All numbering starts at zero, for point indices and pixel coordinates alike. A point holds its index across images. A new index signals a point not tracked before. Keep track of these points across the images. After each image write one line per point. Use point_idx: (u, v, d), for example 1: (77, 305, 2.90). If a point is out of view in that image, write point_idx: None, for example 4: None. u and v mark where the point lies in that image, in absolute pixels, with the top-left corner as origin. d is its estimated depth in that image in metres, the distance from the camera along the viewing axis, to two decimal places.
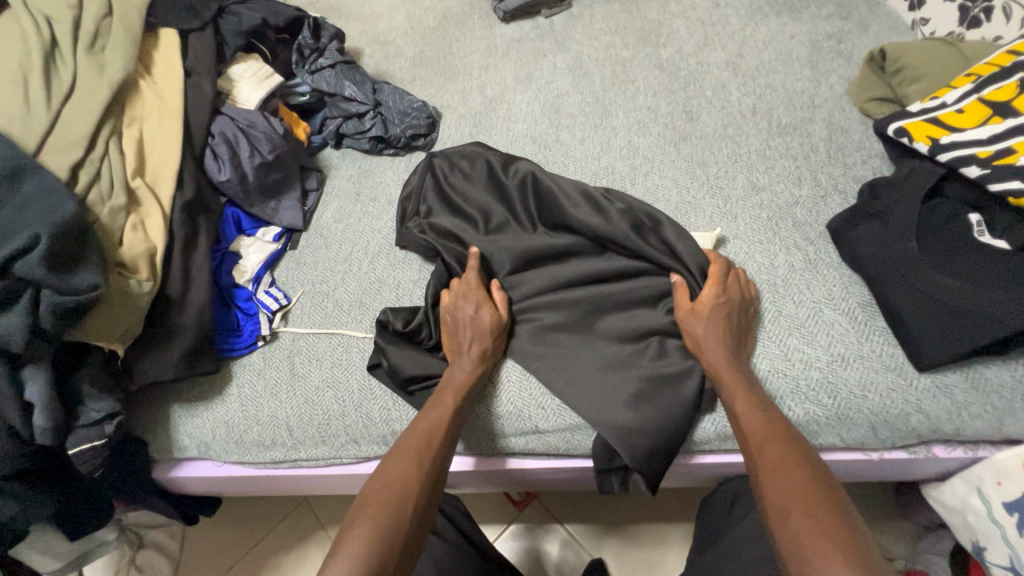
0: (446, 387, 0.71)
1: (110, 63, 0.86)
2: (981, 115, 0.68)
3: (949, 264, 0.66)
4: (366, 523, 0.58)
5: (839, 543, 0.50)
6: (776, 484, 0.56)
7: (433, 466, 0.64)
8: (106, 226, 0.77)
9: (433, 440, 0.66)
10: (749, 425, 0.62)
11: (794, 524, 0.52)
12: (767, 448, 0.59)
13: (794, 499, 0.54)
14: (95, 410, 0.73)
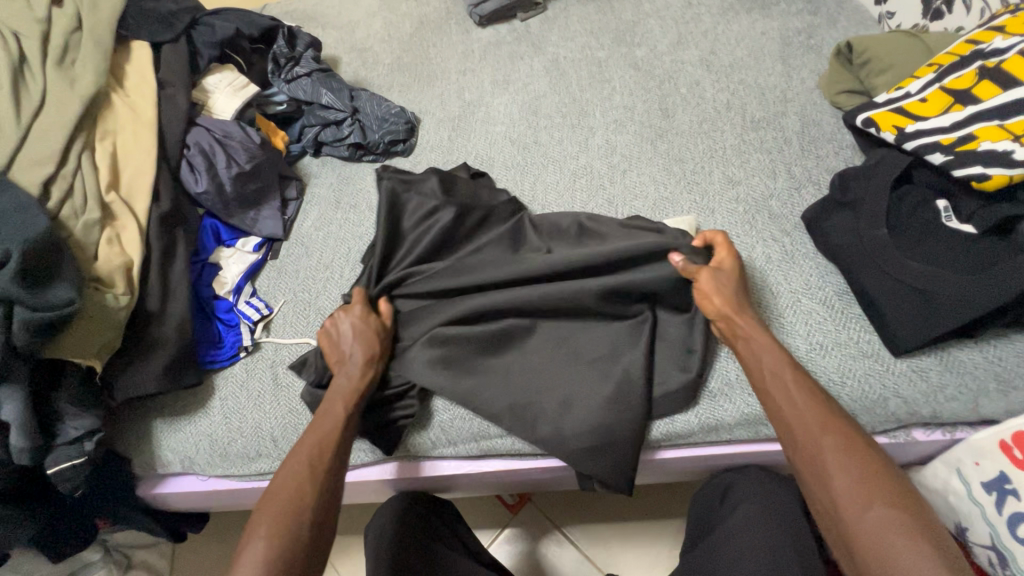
0: (334, 396, 0.69)
1: (80, 76, 0.85)
2: (943, 104, 0.70)
3: (920, 250, 0.67)
4: (264, 534, 0.59)
5: (920, 532, 0.51)
6: (841, 469, 0.56)
7: (331, 474, 0.64)
8: (80, 241, 0.76)
9: (327, 450, 0.65)
10: (794, 411, 0.60)
11: (874, 515, 0.52)
12: (823, 433, 0.58)
13: (866, 487, 0.54)
14: (74, 427, 0.73)
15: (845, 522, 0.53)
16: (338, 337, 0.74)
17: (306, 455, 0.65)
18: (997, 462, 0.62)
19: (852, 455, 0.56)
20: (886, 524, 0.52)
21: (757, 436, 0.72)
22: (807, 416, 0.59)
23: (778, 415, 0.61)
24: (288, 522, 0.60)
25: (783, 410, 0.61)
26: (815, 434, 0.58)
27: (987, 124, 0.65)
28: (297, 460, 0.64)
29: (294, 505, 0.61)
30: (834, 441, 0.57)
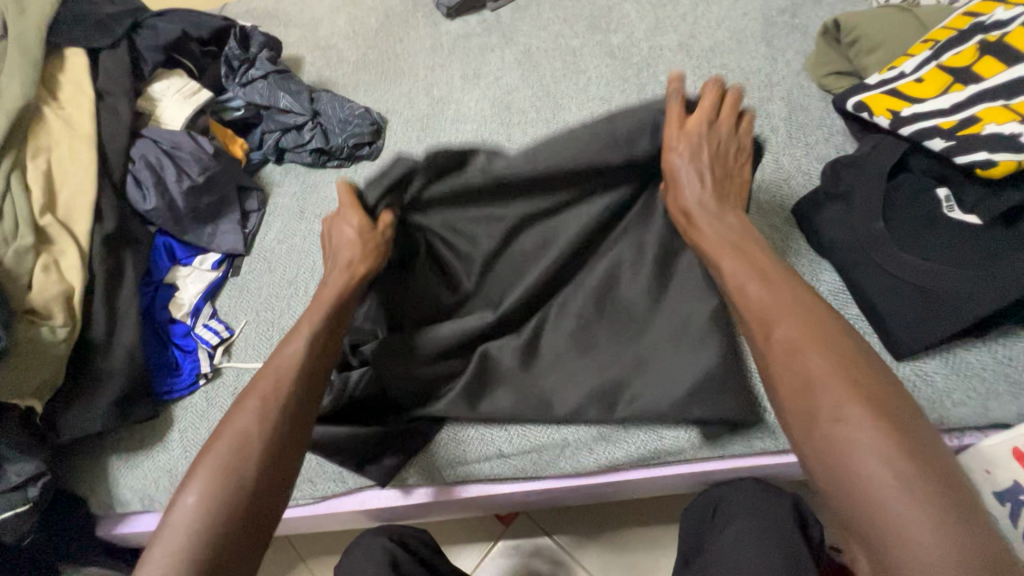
0: (310, 312, 0.63)
1: (7, 89, 0.78)
2: (940, 84, 0.65)
3: (920, 243, 0.62)
4: (205, 471, 0.53)
5: (912, 473, 0.40)
6: (823, 407, 0.45)
7: (282, 404, 0.57)
8: (10, 271, 0.70)
9: (281, 379, 0.58)
10: (787, 364, 0.49)
11: (860, 462, 0.41)
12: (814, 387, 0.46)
13: (848, 424, 0.43)
14: (16, 473, 0.67)
15: (831, 481, 0.43)
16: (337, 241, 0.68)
17: (258, 399, 0.57)
18: (1011, 471, 0.57)
19: (856, 405, 0.44)
20: (885, 485, 0.40)
21: (754, 450, 0.67)
22: (811, 364, 0.47)
23: (768, 364, 0.51)
24: (230, 464, 0.53)
25: (774, 366, 0.50)
26: (807, 390, 0.47)
27: (991, 104, 0.60)
28: (248, 393, 0.57)
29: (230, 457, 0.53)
30: (836, 393, 0.45)
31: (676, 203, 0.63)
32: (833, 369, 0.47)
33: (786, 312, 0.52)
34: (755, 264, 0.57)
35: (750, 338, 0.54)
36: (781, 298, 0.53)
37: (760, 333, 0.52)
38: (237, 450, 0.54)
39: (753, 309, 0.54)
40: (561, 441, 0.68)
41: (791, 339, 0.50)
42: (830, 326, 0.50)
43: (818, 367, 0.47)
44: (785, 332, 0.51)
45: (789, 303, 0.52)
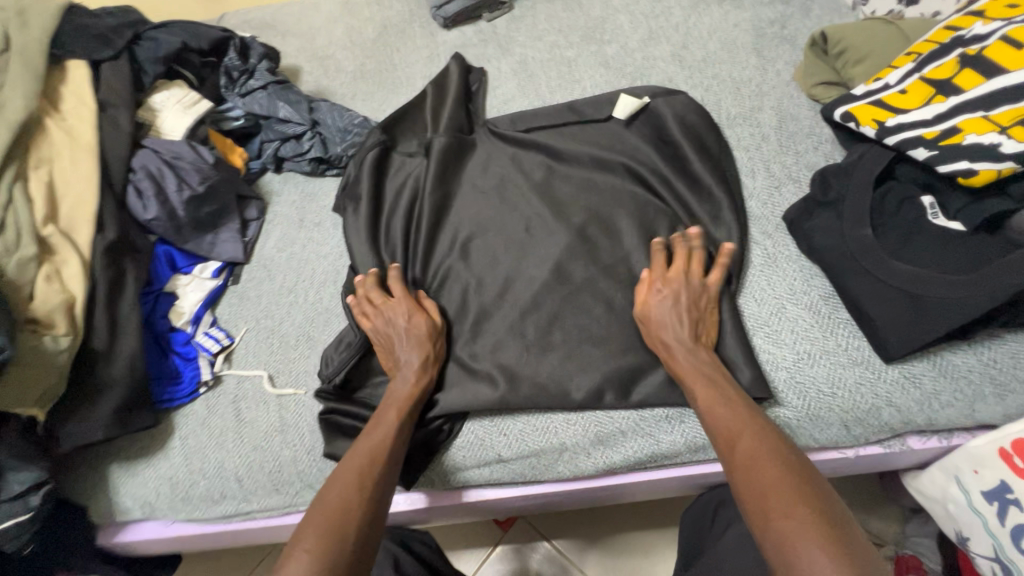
0: (388, 403, 0.67)
1: (9, 101, 0.79)
2: (924, 95, 0.67)
3: (905, 249, 0.64)
4: (311, 539, 0.53)
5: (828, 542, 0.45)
6: (750, 479, 0.52)
7: (375, 481, 0.59)
8: (12, 280, 0.70)
9: (374, 457, 0.61)
10: (747, 470, 0.52)
11: (776, 526, 0.47)
12: (771, 494, 0.49)
13: (770, 496, 0.49)
14: (18, 482, 0.68)
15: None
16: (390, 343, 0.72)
17: (353, 470, 0.60)
18: (997, 471, 0.58)
19: (807, 512, 0.47)
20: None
21: None
22: (766, 475, 0.51)
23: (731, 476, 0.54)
24: (334, 531, 0.54)
25: (736, 473, 0.53)
26: (763, 498, 0.49)
27: (971, 116, 0.61)
28: (344, 469, 0.60)
29: (329, 517, 0.55)
30: (779, 502, 0.48)
31: (658, 335, 0.66)
32: (782, 478, 0.50)
33: (745, 426, 0.56)
34: (722, 390, 0.60)
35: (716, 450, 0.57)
36: (737, 414, 0.57)
37: (725, 446, 0.56)
38: (328, 520, 0.55)
39: (717, 424, 0.58)
40: (560, 446, 0.69)
41: (752, 452, 0.53)
42: (775, 442, 0.54)
43: (774, 475, 0.51)
44: (746, 446, 0.54)
45: (744, 419, 0.56)
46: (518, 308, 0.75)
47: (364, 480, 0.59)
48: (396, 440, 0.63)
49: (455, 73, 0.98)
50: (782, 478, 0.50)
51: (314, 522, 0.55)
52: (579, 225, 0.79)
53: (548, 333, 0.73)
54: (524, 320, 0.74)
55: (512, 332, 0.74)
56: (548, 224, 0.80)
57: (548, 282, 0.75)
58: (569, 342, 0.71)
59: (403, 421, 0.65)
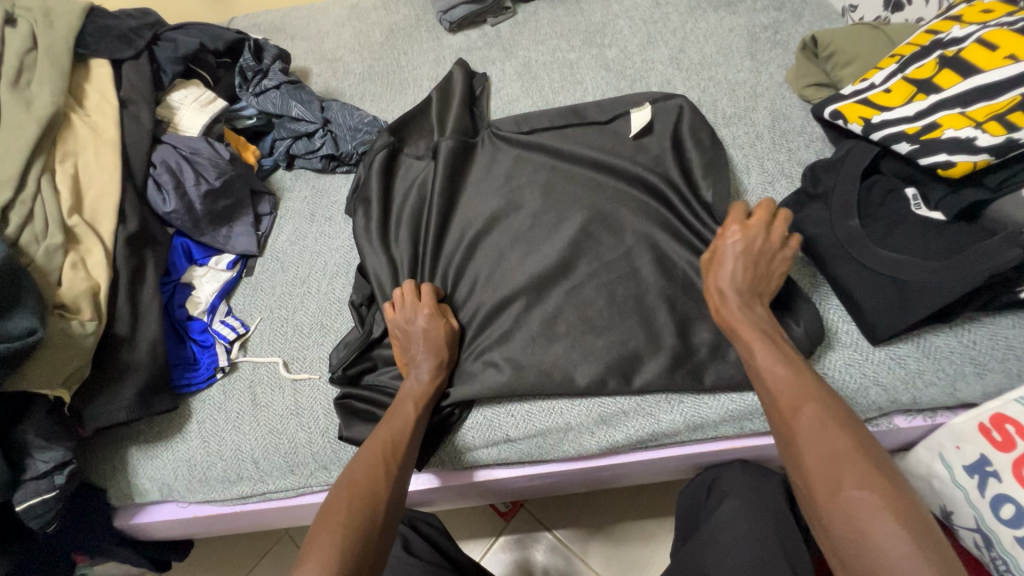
0: (405, 397, 0.70)
1: (37, 98, 0.83)
2: (906, 93, 0.71)
3: (889, 238, 0.68)
4: (335, 532, 0.56)
5: (898, 516, 0.46)
6: (813, 442, 0.53)
7: (399, 475, 0.62)
8: (42, 267, 0.73)
9: (398, 450, 0.64)
10: (809, 436, 0.53)
11: (846, 496, 0.49)
12: (836, 462, 0.51)
13: (840, 466, 0.50)
14: (43, 461, 0.69)
15: (846, 551, 0.47)
16: (412, 339, 0.74)
17: (378, 454, 0.63)
18: (977, 445, 0.62)
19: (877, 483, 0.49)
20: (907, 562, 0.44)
21: (743, 431, 0.72)
22: (834, 443, 0.52)
23: (789, 441, 0.55)
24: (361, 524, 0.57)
25: (797, 438, 0.54)
26: (833, 469, 0.51)
27: (949, 112, 0.66)
28: (368, 461, 0.63)
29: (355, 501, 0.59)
30: (847, 473, 0.50)
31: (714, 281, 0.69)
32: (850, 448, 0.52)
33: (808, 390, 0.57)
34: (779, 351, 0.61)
35: (772, 411, 0.58)
36: (801, 381, 0.58)
37: (785, 410, 0.56)
38: (357, 509, 0.58)
39: (780, 389, 0.58)
40: (565, 425, 0.73)
41: (816, 415, 0.55)
42: (840, 412, 0.55)
43: (841, 443, 0.52)
44: (809, 414, 0.55)
45: (807, 386, 0.57)
46: (523, 296, 0.78)
47: (385, 467, 0.62)
48: (414, 428, 0.67)
49: (460, 78, 1.01)
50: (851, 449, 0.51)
51: (341, 504, 0.59)
52: (581, 219, 0.82)
53: (553, 319, 0.76)
54: (530, 306, 0.78)
55: (518, 319, 0.77)
56: (552, 217, 0.84)
57: (552, 271, 0.79)
58: (572, 326, 0.75)
59: (421, 412, 0.68)
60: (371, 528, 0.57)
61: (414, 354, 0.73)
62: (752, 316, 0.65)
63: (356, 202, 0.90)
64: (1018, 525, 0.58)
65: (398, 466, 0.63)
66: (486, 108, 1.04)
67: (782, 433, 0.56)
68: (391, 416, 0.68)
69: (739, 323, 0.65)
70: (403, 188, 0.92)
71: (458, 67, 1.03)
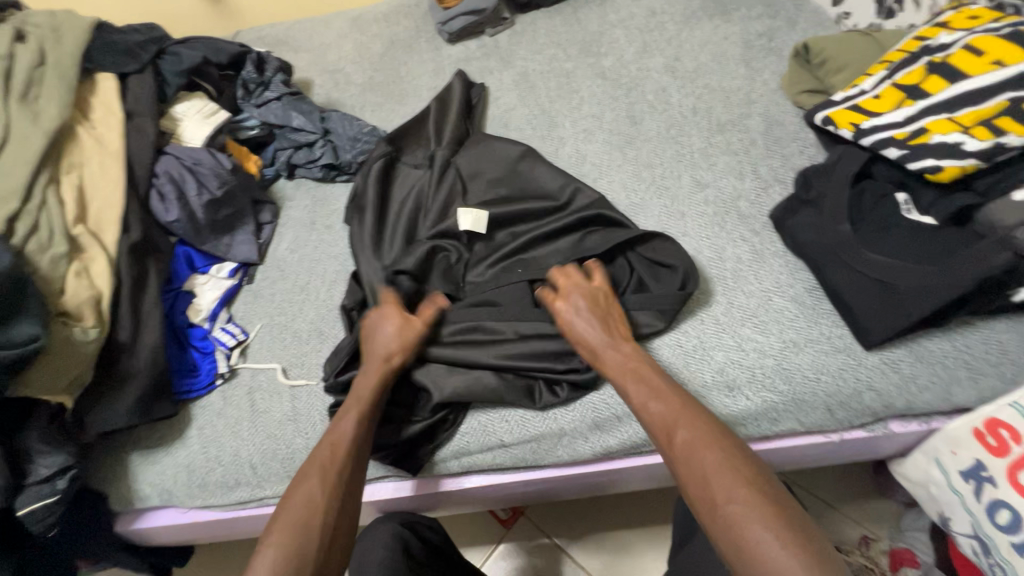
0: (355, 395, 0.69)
1: (45, 111, 0.85)
2: (895, 99, 0.72)
3: (881, 243, 0.68)
4: (275, 536, 0.56)
5: (769, 522, 0.49)
6: (691, 468, 0.55)
7: (342, 476, 0.62)
8: (46, 275, 0.75)
9: (340, 451, 0.64)
10: (685, 459, 0.56)
11: (726, 512, 0.51)
12: (714, 480, 0.53)
13: (718, 484, 0.53)
14: (46, 466, 0.70)
15: (735, 562, 0.50)
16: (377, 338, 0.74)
17: (324, 454, 0.64)
18: (972, 450, 0.62)
19: (749, 492, 0.51)
20: (780, 557, 0.47)
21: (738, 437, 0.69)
22: (705, 464, 0.54)
23: (673, 467, 0.57)
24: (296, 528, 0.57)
25: (677, 464, 0.57)
26: (709, 490, 0.53)
27: (938, 117, 0.66)
28: (312, 462, 0.63)
29: (297, 507, 0.59)
30: (723, 488, 0.53)
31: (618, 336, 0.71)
32: (722, 464, 0.54)
33: (679, 415, 0.59)
34: (648, 381, 0.63)
35: (654, 441, 0.61)
36: (670, 405, 0.60)
37: (665, 436, 0.59)
38: (296, 515, 0.58)
39: (656, 418, 0.60)
40: (559, 431, 0.73)
41: (689, 436, 0.57)
42: (712, 428, 0.58)
43: (711, 464, 0.54)
44: (683, 439, 0.57)
45: (677, 411, 0.59)
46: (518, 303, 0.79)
47: (337, 466, 0.62)
48: (359, 429, 0.66)
49: (459, 87, 1.03)
50: (723, 463, 0.54)
51: (284, 513, 0.59)
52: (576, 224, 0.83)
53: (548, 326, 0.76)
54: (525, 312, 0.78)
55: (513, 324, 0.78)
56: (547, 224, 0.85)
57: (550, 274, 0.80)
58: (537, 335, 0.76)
59: (368, 410, 0.68)
60: (309, 529, 0.57)
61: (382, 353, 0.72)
62: (619, 354, 0.67)
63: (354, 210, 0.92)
64: (1014, 532, 0.57)
65: (338, 472, 0.62)
66: (481, 117, 1.05)
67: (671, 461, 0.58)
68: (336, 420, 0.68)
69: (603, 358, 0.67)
70: (398, 197, 0.93)
71: (457, 78, 1.05)
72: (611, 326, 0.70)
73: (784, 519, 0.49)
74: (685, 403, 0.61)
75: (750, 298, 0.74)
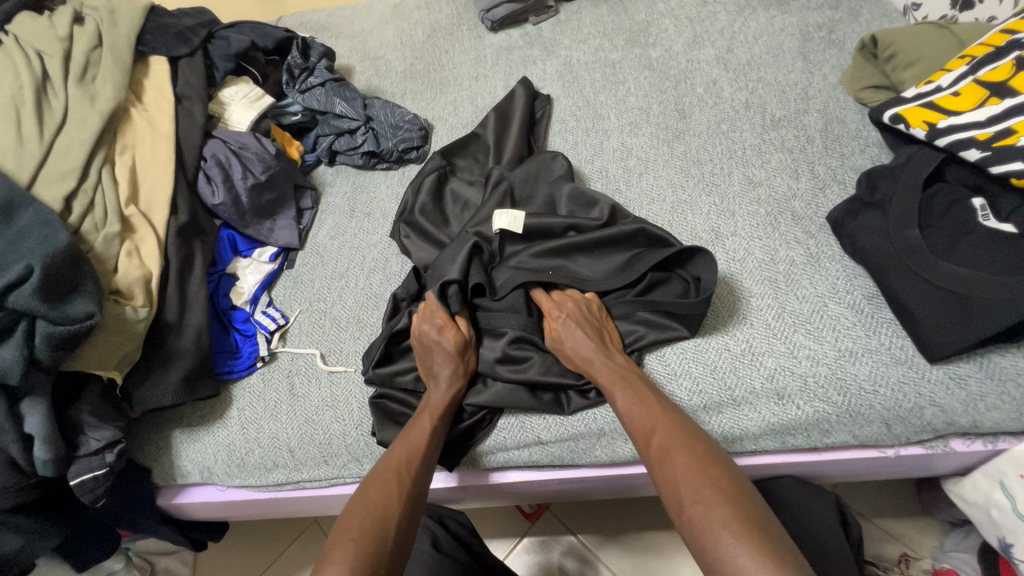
0: (423, 409, 0.71)
1: (101, 93, 0.87)
2: (977, 97, 0.67)
3: (953, 250, 0.64)
4: (348, 547, 0.55)
5: (727, 522, 0.50)
6: (664, 472, 0.57)
7: (414, 488, 0.63)
8: (100, 254, 0.77)
9: (412, 462, 0.64)
10: (660, 467, 0.58)
11: (688, 515, 0.52)
12: (679, 484, 0.55)
13: (684, 486, 0.54)
14: (95, 439, 0.72)
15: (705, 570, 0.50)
16: (430, 348, 0.75)
17: (393, 465, 0.64)
18: None
19: (713, 495, 0.52)
20: (740, 557, 0.47)
21: (785, 447, 0.66)
22: (677, 468, 0.56)
23: (650, 472, 0.59)
24: (374, 538, 0.57)
25: (652, 469, 0.59)
26: (677, 493, 0.55)
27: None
28: (381, 475, 0.63)
29: (370, 515, 0.58)
30: (689, 490, 0.54)
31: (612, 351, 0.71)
32: (690, 467, 0.56)
33: (658, 422, 0.61)
34: (636, 390, 0.65)
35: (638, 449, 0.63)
36: (648, 412, 0.62)
37: (644, 443, 0.61)
38: (369, 525, 0.58)
39: (635, 424, 0.63)
40: (598, 431, 0.72)
41: (663, 442, 0.59)
42: (689, 433, 0.60)
43: (680, 469, 0.56)
44: (659, 444, 0.59)
45: (656, 417, 0.62)
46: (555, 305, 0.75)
47: (412, 478, 0.63)
48: (430, 443, 0.67)
49: (522, 98, 0.99)
50: (692, 467, 0.55)
51: (356, 516, 0.59)
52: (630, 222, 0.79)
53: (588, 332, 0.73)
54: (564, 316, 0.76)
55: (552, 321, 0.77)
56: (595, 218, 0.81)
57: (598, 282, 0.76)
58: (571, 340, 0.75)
59: (436, 424, 0.69)
60: (384, 539, 0.57)
61: (433, 364, 0.74)
62: (609, 365, 0.69)
63: (410, 220, 0.89)
64: None
65: (411, 479, 0.63)
66: (536, 130, 1.00)
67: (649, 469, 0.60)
68: (405, 433, 0.68)
69: (594, 369, 0.69)
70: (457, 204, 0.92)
71: (520, 87, 1.01)
72: (605, 340, 0.71)
73: (746, 520, 0.49)
74: (665, 409, 0.62)
75: (800, 301, 0.71)
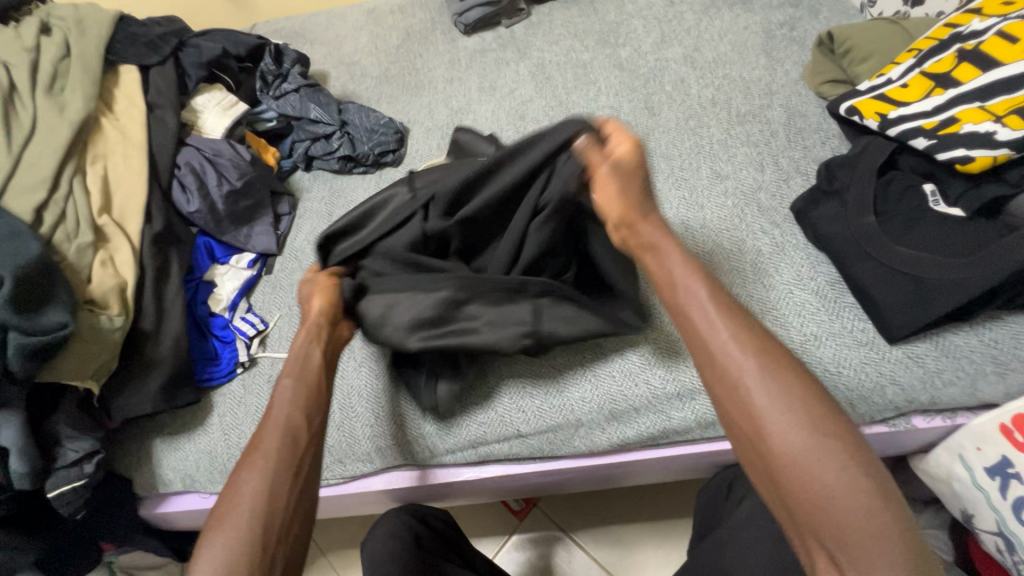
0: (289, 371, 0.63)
1: (71, 103, 0.87)
2: (924, 89, 0.71)
3: (907, 235, 0.67)
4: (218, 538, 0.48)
5: (841, 450, 0.41)
6: (760, 392, 0.44)
7: (275, 457, 0.52)
8: (73, 264, 0.76)
9: (280, 432, 0.55)
10: (756, 389, 0.44)
11: (790, 444, 0.42)
12: (780, 410, 0.43)
13: (786, 412, 0.42)
14: (73, 450, 0.72)
15: (802, 510, 0.41)
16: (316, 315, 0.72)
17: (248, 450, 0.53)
18: (998, 446, 0.62)
19: (818, 419, 0.42)
20: (847, 479, 0.40)
21: None
22: (771, 388, 0.44)
23: (732, 392, 0.46)
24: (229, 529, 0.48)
25: (742, 390, 0.45)
26: (773, 421, 0.43)
27: (968, 106, 0.65)
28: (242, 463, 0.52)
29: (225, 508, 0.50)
30: (793, 418, 0.42)
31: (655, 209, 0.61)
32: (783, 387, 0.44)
33: (746, 337, 0.47)
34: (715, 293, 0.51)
35: (709, 366, 0.48)
36: (733, 323, 0.48)
37: (731, 359, 0.46)
38: (224, 518, 0.49)
39: (718, 333, 0.48)
40: (575, 422, 0.73)
41: (756, 359, 0.45)
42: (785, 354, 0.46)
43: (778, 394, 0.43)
44: (752, 363, 0.45)
45: (751, 331, 0.47)
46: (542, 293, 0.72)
47: (268, 452, 0.52)
48: (283, 406, 0.57)
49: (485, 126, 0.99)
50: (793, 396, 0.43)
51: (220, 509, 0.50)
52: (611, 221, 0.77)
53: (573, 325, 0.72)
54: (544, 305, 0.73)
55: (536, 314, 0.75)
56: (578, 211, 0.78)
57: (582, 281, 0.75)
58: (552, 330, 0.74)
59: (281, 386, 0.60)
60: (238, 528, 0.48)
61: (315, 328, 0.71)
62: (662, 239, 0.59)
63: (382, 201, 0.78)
64: None
65: (266, 452, 0.52)
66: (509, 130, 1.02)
67: (729, 391, 0.46)
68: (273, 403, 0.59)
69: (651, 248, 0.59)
70: None
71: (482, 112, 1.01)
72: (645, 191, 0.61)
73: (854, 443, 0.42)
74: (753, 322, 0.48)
75: (768, 289, 0.73)
